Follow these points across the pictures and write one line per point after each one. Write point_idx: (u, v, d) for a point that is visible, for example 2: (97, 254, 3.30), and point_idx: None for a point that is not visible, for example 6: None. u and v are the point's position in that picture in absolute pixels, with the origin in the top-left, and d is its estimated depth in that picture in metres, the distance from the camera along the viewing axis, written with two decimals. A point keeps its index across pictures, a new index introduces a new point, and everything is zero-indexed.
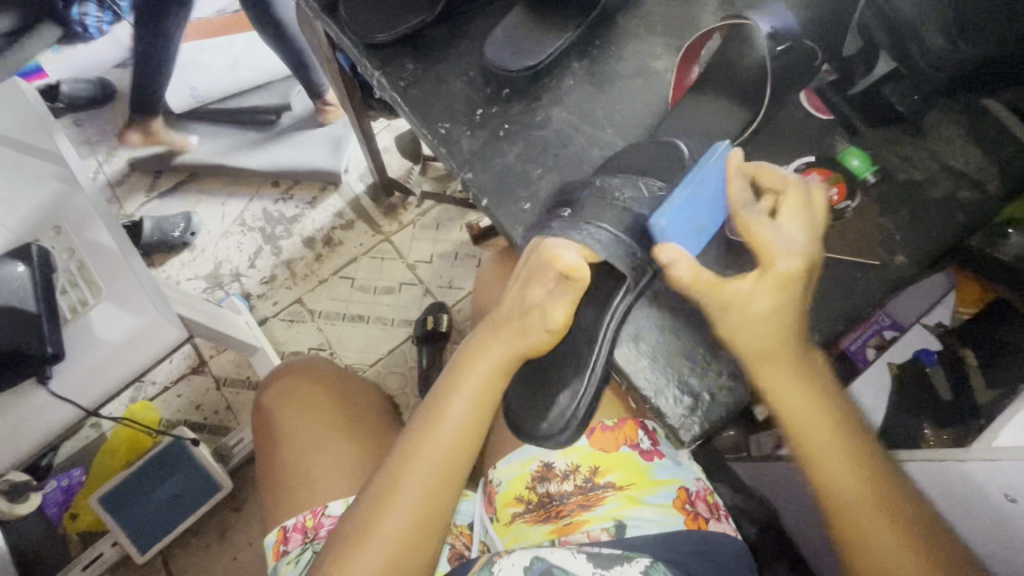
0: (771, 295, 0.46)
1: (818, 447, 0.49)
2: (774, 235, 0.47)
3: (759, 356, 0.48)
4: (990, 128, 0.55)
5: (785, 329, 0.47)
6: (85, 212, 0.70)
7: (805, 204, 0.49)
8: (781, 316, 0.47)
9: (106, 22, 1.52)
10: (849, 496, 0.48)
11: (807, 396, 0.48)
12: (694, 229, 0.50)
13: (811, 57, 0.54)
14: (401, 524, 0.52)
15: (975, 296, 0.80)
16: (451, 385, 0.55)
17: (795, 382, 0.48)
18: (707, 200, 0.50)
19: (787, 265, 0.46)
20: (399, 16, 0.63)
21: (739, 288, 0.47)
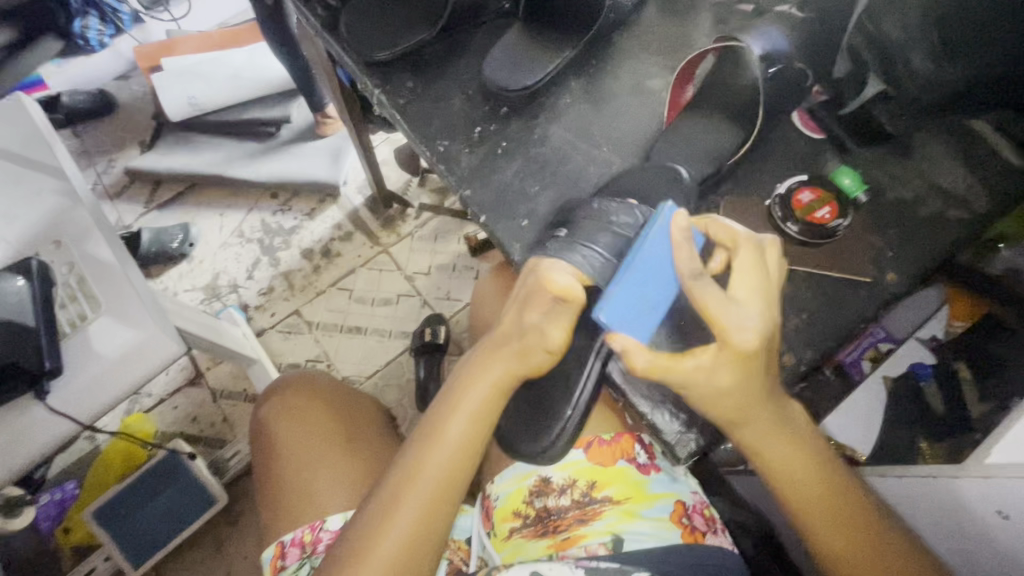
0: (728, 370, 0.46)
1: (787, 482, 0.51)
2: (723, 312, 0.46)
3: (728, 419, 0.48)
4: (979, 147, 0.56)
5: (750, 381, 0.47)
6: (84, 226, 0.70)
7: (759, 264, 0.47)
8: (745, 390, 0.47)
9: (107, 35, 1.57)
10: (818, 523, 0.51)
11: (776, 438, 0.50)
12: (646, 308, 0.49)
13: (801, 78, 0.55)
14: (401, 537, 0.52)
15: (968, 310, 0.81)
16: (450, 406, 0.55)
17: (761, 431, 0.49)
18: (655, 275, 0.48)
19: (743, 339, 0.45)
20: (399, 36, 0.64)
21: (702, 371, 0.46)
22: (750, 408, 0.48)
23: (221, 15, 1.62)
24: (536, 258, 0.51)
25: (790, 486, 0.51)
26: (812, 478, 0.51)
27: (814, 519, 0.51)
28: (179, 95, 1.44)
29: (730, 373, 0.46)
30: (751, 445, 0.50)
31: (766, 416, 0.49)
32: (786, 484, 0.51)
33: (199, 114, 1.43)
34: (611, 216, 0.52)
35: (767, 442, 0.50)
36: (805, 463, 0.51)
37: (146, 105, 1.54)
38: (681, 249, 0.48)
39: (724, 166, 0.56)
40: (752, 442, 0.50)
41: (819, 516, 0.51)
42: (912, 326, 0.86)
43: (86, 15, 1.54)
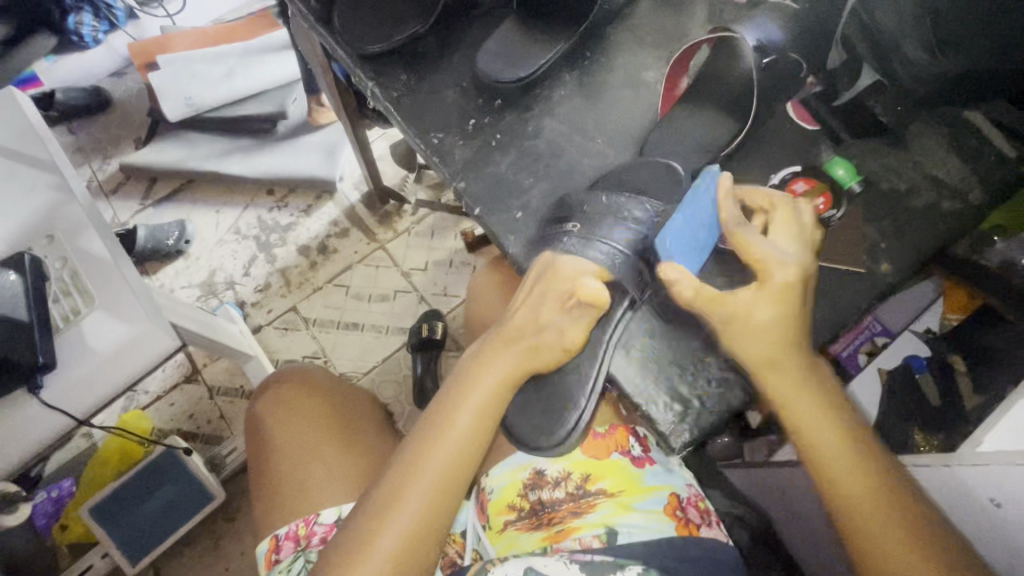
0: (772, 305, 0.48)
1: (828, 457, 0.48)
2: (761, 247, 0.50)
3: (765, 363, 0.49)
4: (973, 138, 0.56)
5: (793, 318, 0.49)
6: (78, 220, 0.70)
7: (794, 220, 0.51)
8: (785, 326, 0.48)
9: (101, 31, 1.56)
10: (860, 509, 0.47)
11: (815, 409, 0.49)
12: (695, 248, 0.52)
13: (797, 69, 0.55)
14: (403, 530, 0.52)
15: (962, 302, 0.82)
16: (457, 401, 0.55)
17: (801, 390, 0.49)
18: (704, 219, 0.52)
19: (784, 275, 0.49)
20: (392, 28, 0.63)
21: (750, 303, 0.49)
22: (790, 359, 0.49)
23: (217, 10, 1.61)
24: (551, 255, 0.54)
25: (830, 466, 0.48)
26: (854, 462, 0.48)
27: (857, 503, 0.47)
28: (176, 95, 1.44)
29: (771, 308, 0.48)
30: (791, 409, 0.49)
31: (791, 376, 0.49)
32: (827, 462, 0.48)
33: (194, 113, 1.43)
34: (622, 210, 0.53)
35: (807, 409, 0.49)
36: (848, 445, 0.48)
37: (141, 101, 1.54)
38: (726, 203, 0.51)
39: (719, 157, 0.56)
40: (791, 406, 0.49)
41: (862, 501, 0.47)
42: (907, 320, 0.87)
43: (80, 11, 1.53)
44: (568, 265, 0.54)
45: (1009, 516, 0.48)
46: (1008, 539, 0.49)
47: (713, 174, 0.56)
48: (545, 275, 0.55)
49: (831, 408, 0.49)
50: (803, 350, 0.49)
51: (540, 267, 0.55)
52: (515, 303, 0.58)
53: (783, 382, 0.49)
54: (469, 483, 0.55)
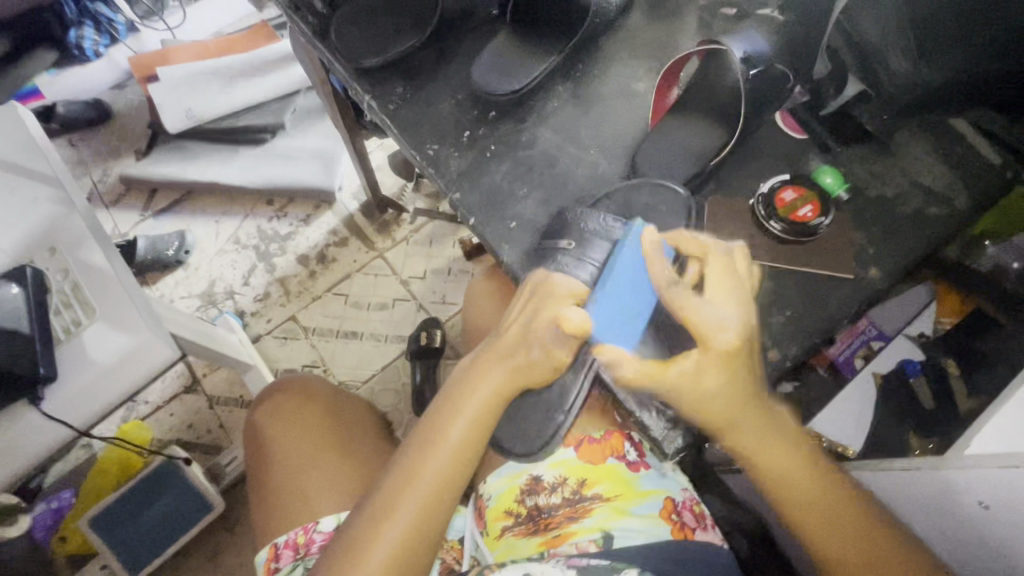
0: (717, 374, 0.49)
1: (781, 487, 0.52)
2: (707, 320, 0.49)
3: (719, 426, 0.51)
4: (957, 145, 0.57)
5: (738, 382, 0.50)
6: (79, 233, 0.70)
7: (731, 266, 0.51)
8: (729, 397, 0.50)
9: (102, 45, 1.58)
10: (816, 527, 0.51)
11: (764, 448, 0.52)
12: (631, 316, 0.52)
13: (782, 79, 0.56)
14: (396, 539, 0.52)
15: (955, 306, 0.84)
16: (451, 413, 0.55)
17: (749, 434, 0.52)
18: (630, 291, 0.53)
19: (724, 339, 0.49)
20: (389, 42, 0.65)
21: (681, 372, 0.49)
22: (737, 412, 0.50)
23: (216, 23, 1.63)
24: (546, 274, 0.55)
25: (785, 492, 0.52)
26: (808, 484, 0.52)
27: (808, 526, 0.52)
28: (176, 107, 1.44)
29: (720, 377, 0.49)
30: (747, 452, 0.52)
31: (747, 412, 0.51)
32: (781, 490, 0.52)
33: (194, 125, 1.43)
34: (607, 228, 0.55)
35: (759, 450, 0.52)
36: (799, 470, 0.52)
37: (142, 113, 1.55)
38: (655, 264, 0.52)
39: (708, 167, 0.57)
40: (741, 447, 0.52)
41: (816, 520, 0.51)
42: (902, 323, 0.86)
43: (82, 25, 1.55)
44: (560, 284, 0.54)
45: (998, 516, 0.49)
46: (997, 538, 0.50)
47: (703, 182, 0.58)
48: (538, 292, 0.55)
49: (782, 439, 0.53)
50: (750, 401, 0.51)
51: (534, 285, 0.55)
52: (511, 315, 0.58)
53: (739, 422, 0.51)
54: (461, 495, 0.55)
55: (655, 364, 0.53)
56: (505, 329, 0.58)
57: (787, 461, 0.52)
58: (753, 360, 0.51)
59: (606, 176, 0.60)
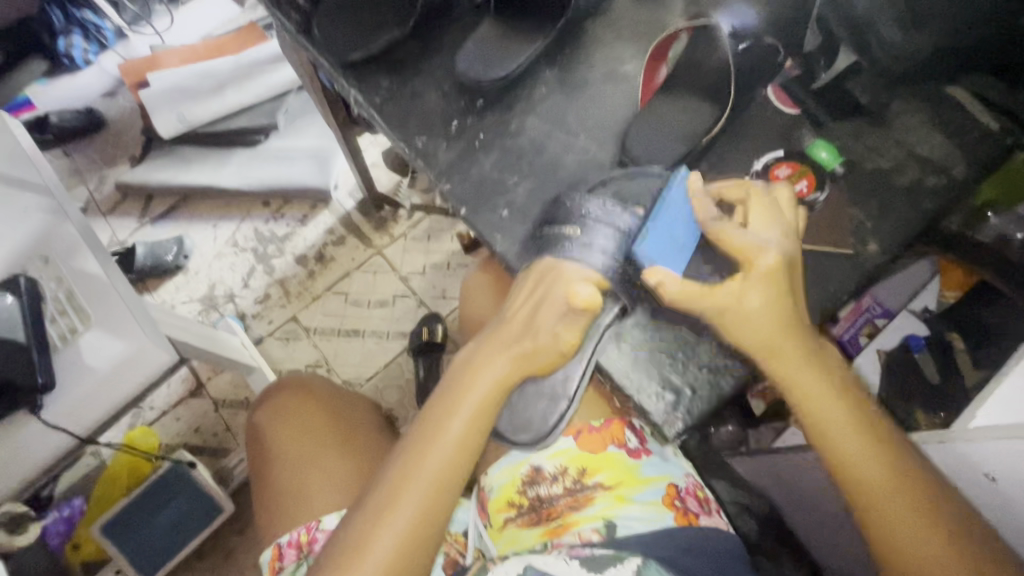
0: (763, 290, 0.49)
1: (836, 435, 0.48)
2: (745, 240, 0.51)
3: (767, 352, 0.49)
4: (954, 114, 0.56)
5: (783, 310, 0.49)
6: (73, 242, 0.69)
7: (769, 206, 0.52)
8: (775, 315, 0.49)
9: (92, 53, 1.58)
10: (868, 480, 0.48)
11: (820, 384, 0.49)
12: (679, 247, 0.52)
13: (772, 53, 0.55)
14: (398, 532, 0.52)
15: (960, 281, 0.82)
16: (449, 409, 0.55)
17: (801, 366, 0.49)
18: (682, 221, 0.53)
19: (767, 259, 0.49)
20: (373, 34, 0.64)
21: (741, 296, 0.49)
22: (786, 344, 0.49)
23: (206, 25, 1.62)
24: (550, 261, 0.54)
25: (845, 447, 0.48)
26: (852, 416, 0.49)
27: (862, 471, 0.48)
28: (169, 113, 1.43)
29: (763, 295, 0.49)
30: (803, 391, 0.49)
31: (796, 346, 0.49)
32: (825, 425, 0.49)
33: (187, 129, 1.43)
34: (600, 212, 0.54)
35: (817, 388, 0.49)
36: (848, 404, 0.49)
37: (133, 120, 1.55)
38: (700, 202, 0.53)
39: (700, 146, 0.56)
40: (795, 381, 0.49)
41: (865, 470, 0.48)
42: (904, 299, 0.86)
43: (69, 34, 1.55)
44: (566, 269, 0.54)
45: (1005, 489, 0.48)
46: (1003, 509, 0.49)
47: (695, 163, 0.57)
48: (534, 280, 0.55)
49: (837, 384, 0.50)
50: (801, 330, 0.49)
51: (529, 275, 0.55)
52: (511, 305, 0.57)
53: (788, 352, 0.49)
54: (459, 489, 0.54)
55: (653, 348, 0.52)
56: (506, 320, 0.57)
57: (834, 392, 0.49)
58: (795, 290, 0.50)
59: (597, 161, 0.59)
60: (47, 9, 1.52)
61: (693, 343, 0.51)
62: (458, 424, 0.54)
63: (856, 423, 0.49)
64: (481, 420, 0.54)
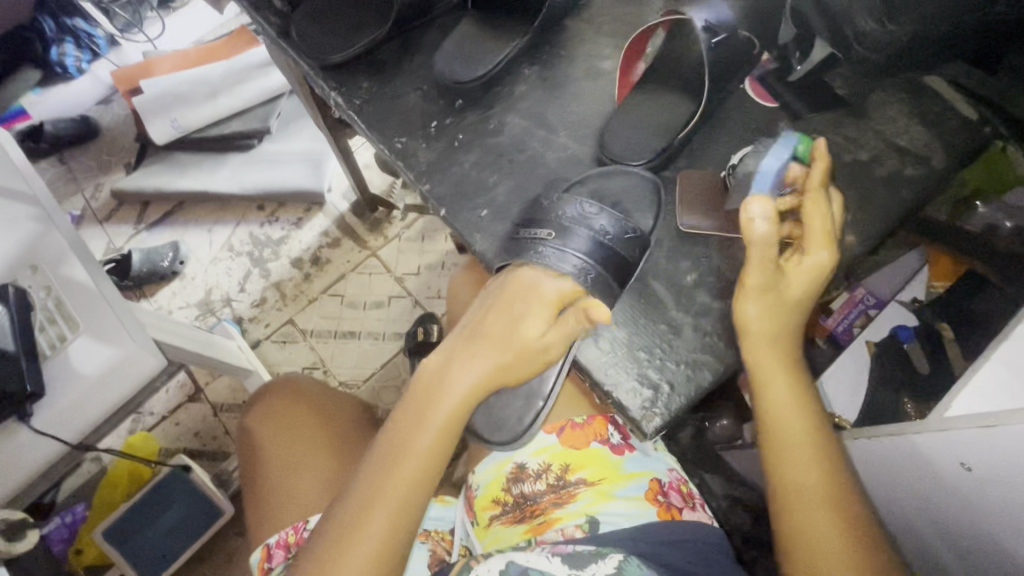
0: (770, 304, 0.49)
1: (788, 446, 0.50)
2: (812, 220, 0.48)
3: (751, 362, 0.50)
4: (933, 104, 0.56)
5: (778, 320, 0.50)
6: (62, 251, 0.70)
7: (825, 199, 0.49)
8: (775, 318, 0.50)
9: (85, 61, 1.57)
10: (803, 492, 0.49)
11: (790, 399, 0.50)
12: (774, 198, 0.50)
13: (749, 46, 0.55)
14: (368, 554, 0.48)
15: (945, 272, 0.82)
16: (427, 409, 0.53)
17: (776, 377, 0.50)
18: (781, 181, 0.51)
19: (817, 254, 0.49)
20: (352, 36, 0.64)
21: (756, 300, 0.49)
22: (769, 356, 0.50)
23: (199, 30, 1.64)
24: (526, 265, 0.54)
25: (790, 458, 0.50)
26: (809, 438, 0.50)
27: (797, 483, 0.49)
28: (163, 119, 1.43)
29: (767, 305, 0.49)
30: (770, 403, 0.51)
31: (773, 358, 0.50)
32: (782, 439, 0.50)
33: (181, 135, 1.43)
34: (577, 214, 0.54)
35: (785, 401, 0.50)
36: (809, 428, 0.50)
37: (129, 128, 1.57)
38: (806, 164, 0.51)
39: (676, 142, 0.56)
40: (764, 389, 0.51)
41: (803, 485, 0.49)
42: (894, 289, 0.86)
43: (62, 43, 1.55)
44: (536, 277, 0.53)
45: (981, 477, 0.47)
46: (980, 498, 0.49)
47: (673, 157, 0.57)
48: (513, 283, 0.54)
49: (804, 396, 0.51)
50: (784, 342, 0.51)
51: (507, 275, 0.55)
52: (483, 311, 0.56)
53: (765, 362, 0.50)
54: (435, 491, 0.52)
55: (631, 345, 0.52)
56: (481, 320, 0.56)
57: (800, 413, 0.50)
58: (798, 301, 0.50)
59: (577, 158, 0.59)
60: (40, 19, 1.55)
61: (670, 338, 0.52)
62: (430, 435, 0.52)
63: (813, 446, 0.50)
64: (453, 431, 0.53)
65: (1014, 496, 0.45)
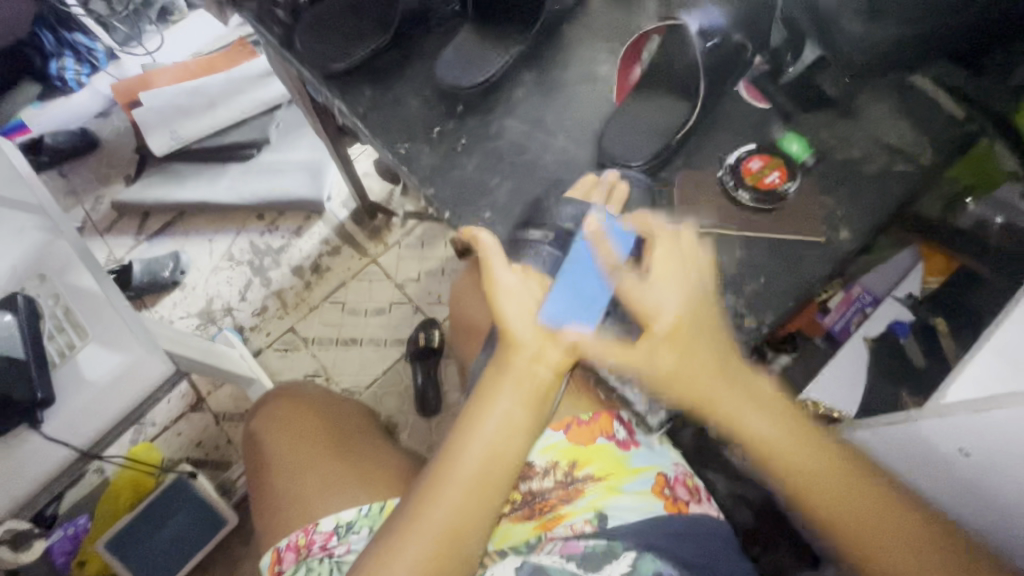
0: (668, 354, 0.51)
1: (773, 445, 0.51)
2: (646, 298, 0.52)
3: (686, 399, 0.52)
4: (920, 104, 0.58)
5: (689, 359, 0.51)
6: (70, 259, 0.70)
7: (673, 253, 0.52)
8: (693, 348, 0.51)
9: (84, 74, 1.61)
10: (812, 484, 0.50)
11: (751, 406, 0.52)
12: (583, 303, 0.52)
13: (740, 50, 0.57)
14: (442, 528, 0.49)
15: (941, 265, 0.84)
16: (493, 384, 0.52)
17: (743, 400, 0.52)
18: (593, 281, 0.52)
19: (662, 322, 0.51)
20: (354, 45, 0.66)
21: (647, 355, 0.51)
22: (705, 381, 0.51)
23: (197, 43, 1.64)
24: (491, 242, 0.54)
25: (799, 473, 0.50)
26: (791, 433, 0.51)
27: (819, 496, 0.50)
28: (162, 132, 1.45)
29: (672, 355, 0.51)
30: (736, 417, 0.52)
31: (725, 372, 0.52)
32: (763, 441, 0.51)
33: (180, 146, 1.44)
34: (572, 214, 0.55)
35: (762, 416, 0.52)
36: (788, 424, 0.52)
37: (128, 139, 1.58)
38: (602, 245, 0.53)
39: (673, 142, 0.57)
40: (737, 417, 0.51)
41: (829, 492, 0.49)
42: (889, 286, 0.87)
43: (61, 56, 1.58)
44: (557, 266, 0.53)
45: (979, 462, 0.48)
46: (978, 482, 0.50)
47: (670, 158, 0.58)
48: (485, 259, 0.53)
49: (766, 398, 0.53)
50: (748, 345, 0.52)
51: (499, 254, 0.53)
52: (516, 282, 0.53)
53: (715, 383, 0.51)
54: (521, 463, 0.51)
55: (633, 338, 0.53)
56: (499, 293, 0.52)
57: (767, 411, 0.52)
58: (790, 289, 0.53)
59: (576, 160, 0.60)
60: (39, 32, 1.55)
61: None
62: (499, 414, 0.51)
63: (797, 438, 0.51)
64: (519, 412, 0.52)
65: (1012, 476, 0.47)
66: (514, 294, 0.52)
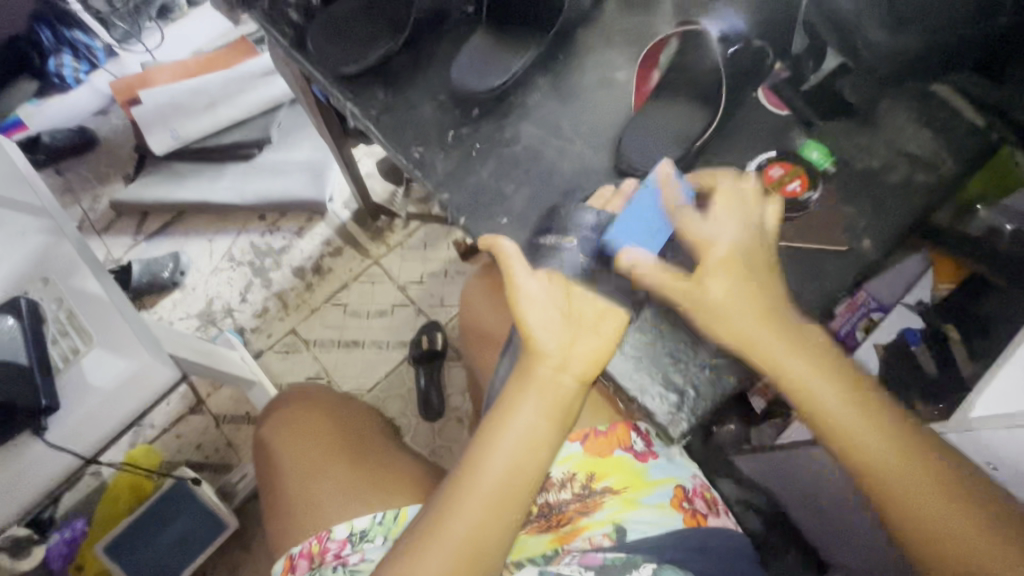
0: (724, 280, 0.50)
1: (834, 418, 0.47)
2: (701, 230, 0.52)
3: (741, 346, 0.49)
4: (940, 112, 0.57)
5: (738, 300, 0.49)
6: (73, 263, 0.68)
7: (735, 197, 0.53)
8: (754, 300, 0.49)
9: (82, 71, 1.59)
10: (879, 462, 0.46)
11: (816, 371, 0.48)
12: (649, 233, 0.53)
13: (761, 56, 0.57)
14: (462, 541, 0.48)
15: (949, 272, 0.83)
16: (516, 395, 0.52)
17: (799, 362, 0.48)
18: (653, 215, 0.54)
19: (717, 252, 0.51)
20: (367, 47, 0.65)
21: (708, 281, 0.50)
22: (762, 333, 0.48)
23: (196, 41, 1.61)
24: (511, 251, 0.53)
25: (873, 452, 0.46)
26: (857, 407, 0.47)
27: (894, 475, 0.46)
28: (161, 130, 1.43)
29: (724, 282, 0.50)
30: (800, 382, 0.48)
31: (785, 332, 0.49)
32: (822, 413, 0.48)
33: (179, 145, 1.42)
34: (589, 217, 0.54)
35: (828, 389, 0.48)
36: (851, 394, 0.48)
37: (127, 138, 1.55)
38: (666, 185, 0.54)
39: (694, 149, 0.57)
40: (793, 377, 0.48)
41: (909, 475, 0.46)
42: (900, 293, 0.88)
43: (59, 53, 1.56)
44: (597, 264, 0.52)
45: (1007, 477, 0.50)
46: None
47: (689, 165, 0.58)
48: (506, 267, 0.53)
49: (828, 363, 0.48)
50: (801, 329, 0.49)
51: (521, 262, 0.53)
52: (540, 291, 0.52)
53: (780, 337, 0.49)
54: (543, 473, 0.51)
55: (655, 349, 0.52)
56: (521, 302, 0.52)
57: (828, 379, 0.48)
58: (814, 300, 0.53)
59: (593, 167, 0.59)
60: (36, 29, 1.52)
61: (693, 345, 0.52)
62: (521, 425, 0.51)
63: (863, 411, 0.47)
64: (541, 423, 0.51)
65: None
66: (539, 304, 0.52)
